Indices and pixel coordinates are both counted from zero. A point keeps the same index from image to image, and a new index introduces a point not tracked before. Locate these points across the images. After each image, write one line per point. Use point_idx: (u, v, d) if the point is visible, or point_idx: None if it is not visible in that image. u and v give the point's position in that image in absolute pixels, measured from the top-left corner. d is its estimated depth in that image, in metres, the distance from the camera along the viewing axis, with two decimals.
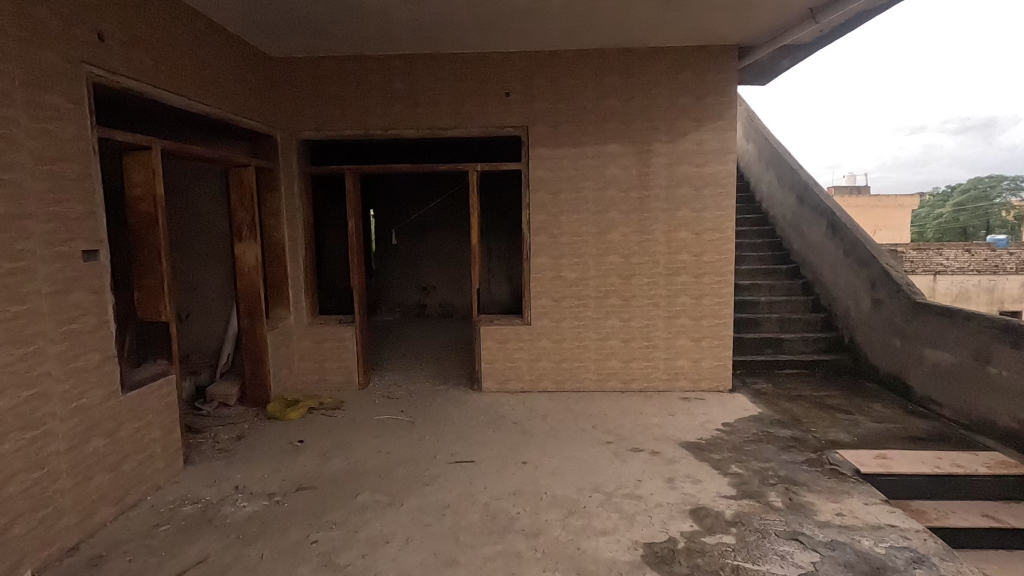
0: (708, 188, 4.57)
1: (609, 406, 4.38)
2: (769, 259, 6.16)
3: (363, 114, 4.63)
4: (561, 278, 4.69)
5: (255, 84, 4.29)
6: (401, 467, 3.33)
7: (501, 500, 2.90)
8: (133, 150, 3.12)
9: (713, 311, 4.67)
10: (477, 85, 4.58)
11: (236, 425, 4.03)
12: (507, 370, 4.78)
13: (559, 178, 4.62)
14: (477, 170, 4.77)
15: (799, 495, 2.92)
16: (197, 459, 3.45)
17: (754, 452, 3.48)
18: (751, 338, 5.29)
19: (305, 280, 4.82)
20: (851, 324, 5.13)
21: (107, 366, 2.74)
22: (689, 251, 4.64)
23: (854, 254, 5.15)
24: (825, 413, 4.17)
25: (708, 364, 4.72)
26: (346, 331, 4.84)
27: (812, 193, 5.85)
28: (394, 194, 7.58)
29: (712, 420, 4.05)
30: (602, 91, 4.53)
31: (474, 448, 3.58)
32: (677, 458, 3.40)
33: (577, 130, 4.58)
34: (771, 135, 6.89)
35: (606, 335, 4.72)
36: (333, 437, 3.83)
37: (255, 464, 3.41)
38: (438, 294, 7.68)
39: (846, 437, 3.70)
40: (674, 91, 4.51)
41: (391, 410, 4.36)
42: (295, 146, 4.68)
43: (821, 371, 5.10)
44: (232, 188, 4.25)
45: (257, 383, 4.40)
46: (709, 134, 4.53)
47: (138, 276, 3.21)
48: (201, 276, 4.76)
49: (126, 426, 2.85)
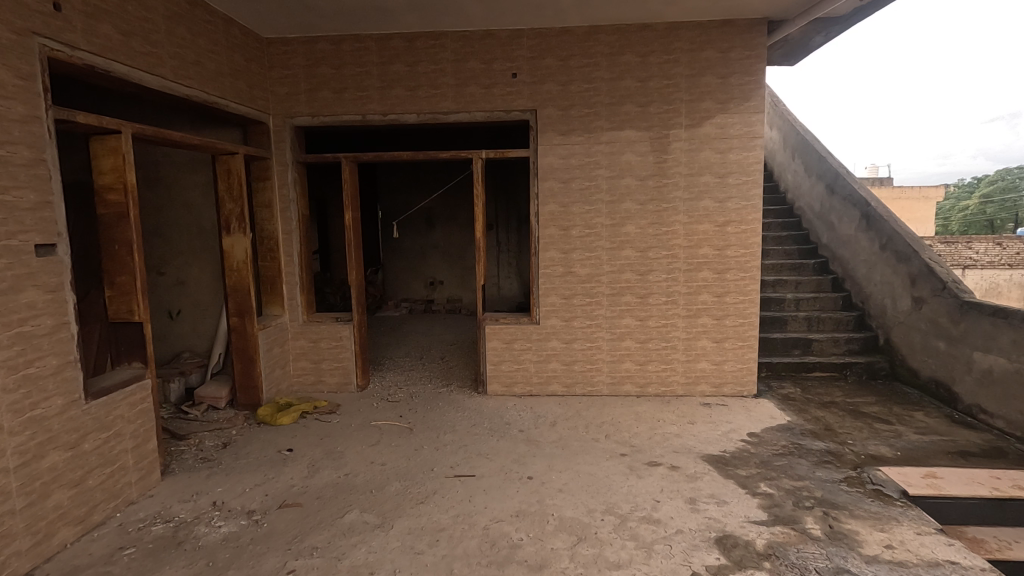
0: (733, 176, 4.20)
1: (624, 413, 4.05)
2: (795, 254, 5.77)
3: (361, 99, 4.33)
4: (572, 274, 4.36)
5: (243, 66, 4.01)
6: (395, 481, 3.05)
7: (502, 523, 2.60)
8: (101, 133, 2.85)
9: (737, 310, 4.31)
10: (483, 66, 4.24)
11: (223, 431, 3.77)
12: (514, 373, 4.47)
13: (570, 166, 4.28)
14: (482, 158, 4.40)
15: (840, 521, 2.58)
16: (177, 470, 3.20)
17: (785, 468, 3.13)
18: (776, 338, 4.93)
19: (301, 276, 4.55)
20: (886, 324, 4.74)
21: (67, 373, 2.48)
22: (712, 244, 4.27)
23: (892, 248, 4.73)
24: (861, 422, 3.80)
25: (731, 367, 4.37)
26: (343, 331, 4.57)
27: (843, 182, 5.43)
28: (400, 185, 7.30)
29: (736, 429, 3.71)
30: (617, 71, 4.17)
31: (476, 460, 3.28)
32: (699, 474, 3.06)
33: (589, 113, 4.22)
34: (797, 121, 6.47)
35: (621, 335, 4.38)
36: (325, 445, 3.56)
37: (238, 476, 3.15)
38: (445, 290, 7.42)
39: (888, 452, 3.33)
40: (696, 70, 4.13)
41: (388, 414, 4.08)
42: (288, 133, 4.39)
43: (854, 375, 4.70)
44: (219, 177, 3.97)
45: (247, 385, 4.14)
46: (734, 117, 4.14)
47: (109, 272, 2.95)
48: (191, 271, 4.51)
49: (91, 437, 2.60)
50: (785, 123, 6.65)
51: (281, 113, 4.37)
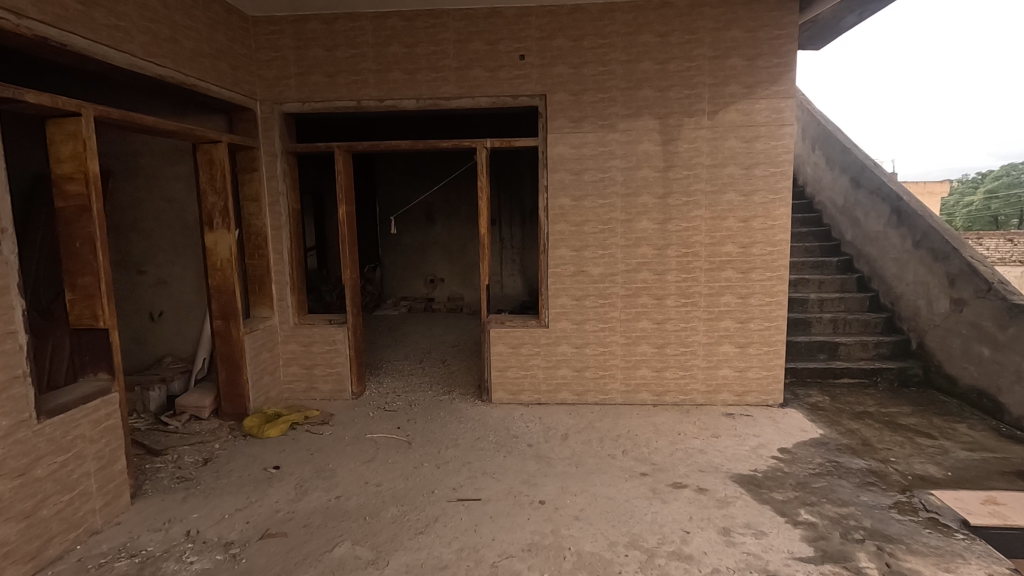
0: (759, 167, 3.86)
1: (640, 424, 3.74)
2: (817, 251, 5.43)
3: (356, 83, 3.99)
4: (585, 274, 4.04)
5: (226, 47, 3.67)
6: (391, 507, 2.74)
7: (513, 560, 2.29)
8: (59, 116, 2.53)
9: (762, 313, 3.99)
10: (488, 47, 3.90)
11: (204, 445, 3.45)
12: (521, 380, 4.15)
13: (582, 156, 3.94)
14: (486, 147, 4.04)
15: (898, 558, 2.27)
16: (149, 492, 2.88)
17: (826, 492, 2.80)
18: (801, 341, 4.61)
19: (291, 275, 4.22)
20: (920, 327, 4.42)
21: (13, 390, 2.16)
22: (736, 241, 3.94)
23: (927, 245, 4.39)
24: (900, 436, 3.49)
25: (755, 375, 4.05)
26: (336, 334, 4.24)
27: (869, 175, 5.09)
28: (399, 178, 6.97)
29: (765, 444, 3.39)
30: (634, 53, 3.83)
31: (481, 481, 2.97)
32: (731, 499, 2.74)
33: (604, 99, 3.88)
34: (817, 112, 6.12)
35: (636, 340, 4.06)
36: (315, 462, 3.24)
37: (217, 500, 2.83)
38: (447, 288, 7.11)
39: (937, 472, 3.01)
40: (720, 52, 3.79)
41: (385, 426, 3.76)
42: (277, 120, 4.06)
43: (885, 381, 4.38)
44: (201, 168, 3.63)
45: (232, 394, 3.81)
46: (761, 103, 3.81)
47: (69, 273, 2.62)
48: (174, 269, 4.19)
49: (45, 462, 2.29)
50: (804, 114, 6.30)
51: (269, 99, 4.03)
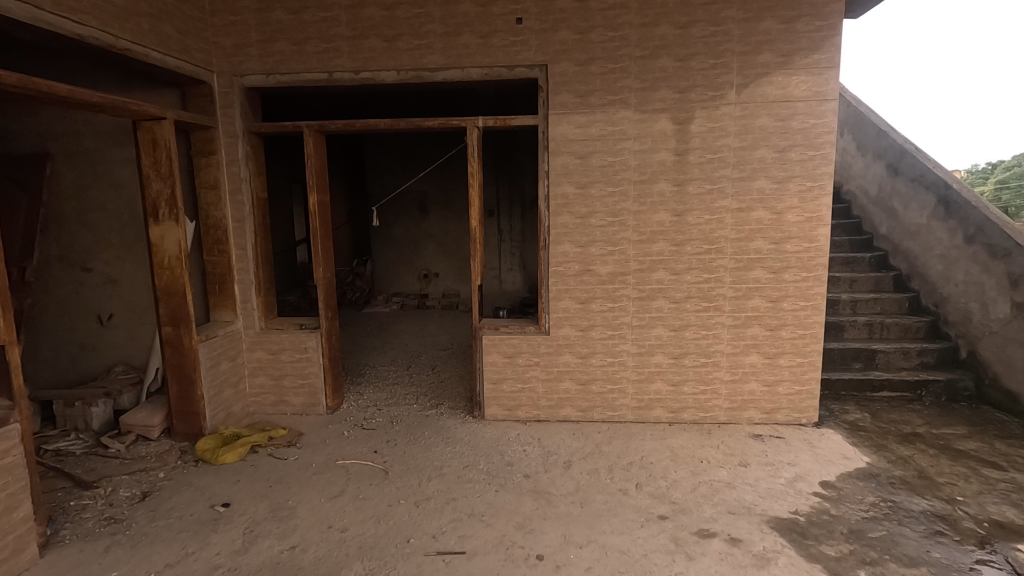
0: (796, 150, 3.31)
1: (655, 448, 3.23)
2: (848, 246, 4.88)
3: (327, 52, 3.44)
4: (592, 273, 3.51)
5: (173, 7, 3.13)
6: (356, 562, 2.24)
7: None
8: None
9: (796, 320, 3.46)
10: (479, 9, 3.34)
11: (146, 476, 2.95)
12: (517, 395, 3.64)
13: (589, 137, 3.40)
14: (478, 126, 3.48)
15: None
16: (66, 539, 2.39)
17: (889, 545, 2.29)
18: (834, 348, 4.08)
19: (256, 273, 3.71)
20: (972, 333, 3.89)
21: None
22: (766, 236, 3.41)
23: (981, 239, 3.85)
24: (962, 466, 2.97)
25: (787, 390, 3.53)
26: (308, 341, 3.73)
27: (909, 160, 4.52)
28: (387, 164, 6.43)
29: (803, 476, 2.88)
30: (650, 16, 3.28)
31: (468, 526, 2.46)
32: (771, 555, 2.23)
33: (615, 70, 3.33)
34: (847, 92, 5.53)
35: (650, 349, 3.54)
36: (273, 497, 2.75)
37: (146, 550, 2.34)
38: (441, 283, 6.59)
39: (1017, 518, 2.49)
40: (752, 13, 3.23)
41: (360, 449, 3.27)
42: (236, 95, 3.52)
43: (931, 396, 3.87)
44: (143, 149, 3.09)
45: (184, 412, 3.30)
46: (798, 75, 3.25)
47: None
48: (123, 266, 3.66)
49: None
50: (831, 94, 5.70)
51: (228, 71, 3.50)
